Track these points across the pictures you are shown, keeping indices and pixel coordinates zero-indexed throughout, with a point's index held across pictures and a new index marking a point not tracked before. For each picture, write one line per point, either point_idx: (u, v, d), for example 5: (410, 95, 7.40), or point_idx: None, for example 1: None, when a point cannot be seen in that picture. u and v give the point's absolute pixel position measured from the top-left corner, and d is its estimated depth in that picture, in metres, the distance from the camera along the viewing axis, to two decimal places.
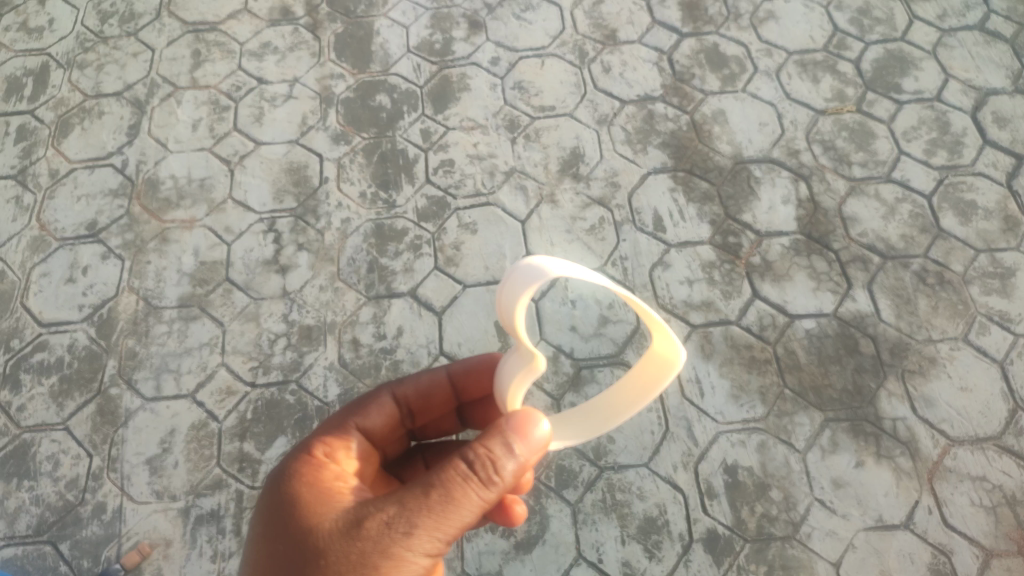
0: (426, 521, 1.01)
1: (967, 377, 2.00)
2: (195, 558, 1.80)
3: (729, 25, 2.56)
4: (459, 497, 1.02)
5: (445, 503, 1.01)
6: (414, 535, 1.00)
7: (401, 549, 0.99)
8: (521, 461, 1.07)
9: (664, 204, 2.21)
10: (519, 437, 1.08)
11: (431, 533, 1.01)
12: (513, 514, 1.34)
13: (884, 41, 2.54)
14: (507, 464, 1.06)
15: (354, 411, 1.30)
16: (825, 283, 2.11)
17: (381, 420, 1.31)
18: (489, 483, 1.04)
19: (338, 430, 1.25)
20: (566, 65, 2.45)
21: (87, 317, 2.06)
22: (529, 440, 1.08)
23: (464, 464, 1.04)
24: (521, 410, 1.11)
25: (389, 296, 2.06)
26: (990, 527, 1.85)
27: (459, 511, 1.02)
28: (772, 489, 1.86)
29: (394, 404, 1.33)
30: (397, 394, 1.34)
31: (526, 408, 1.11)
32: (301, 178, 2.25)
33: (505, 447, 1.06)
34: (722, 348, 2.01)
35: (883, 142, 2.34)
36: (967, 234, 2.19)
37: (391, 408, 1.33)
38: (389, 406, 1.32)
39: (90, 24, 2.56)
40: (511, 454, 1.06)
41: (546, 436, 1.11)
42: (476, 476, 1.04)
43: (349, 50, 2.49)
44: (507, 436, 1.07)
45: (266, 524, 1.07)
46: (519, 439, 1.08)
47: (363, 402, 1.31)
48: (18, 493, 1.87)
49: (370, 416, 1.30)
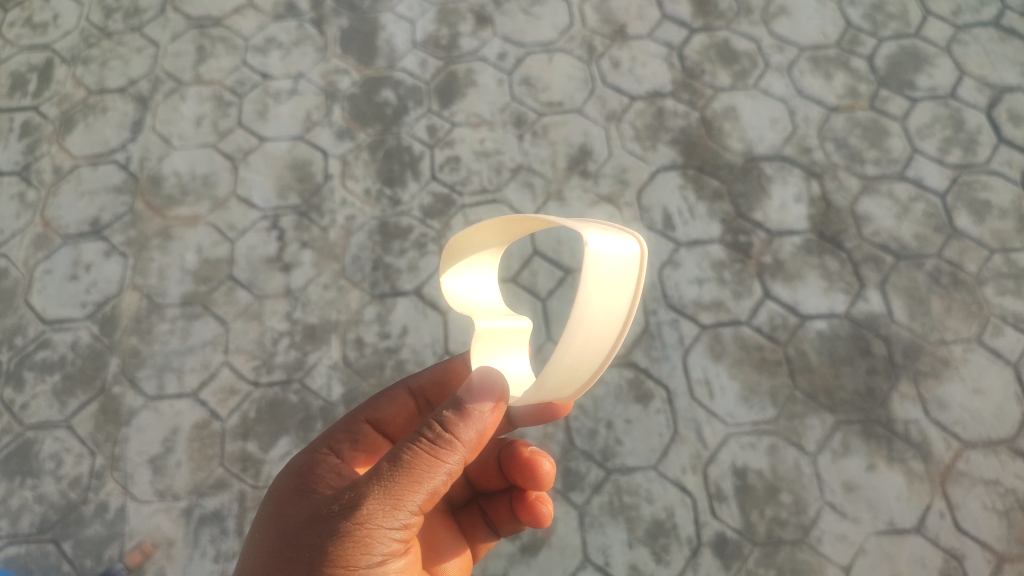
0: (376, 493, 0.98)
1: (981, 379, 1.96)
2: (197, 559, 1.78)
3: (740, 20, 2.52)
4: (408, 463, 0.98)
5: (395, 472, 0.98)
6: (362, 508, 0.98)
7: (352, 525, 0.97)
8: (477, 420, 1.01)
9: (673, 202, 2.18)
10: (474, 396, 1.01)
11: (381, 503, 0.98)
12: (539, 514, 1.35)
13: (897, 37, 2.49)
14: (461, 425, 1.00)
15: (367, 405, 1.31)
16: (836, 283, 2.07)
17: (394, 411, 1.31)
18: (441, 443, 0.99)
19: (347, 424, 1.26)
20: (574, 60, 2.42)
21: (90, 314, 2.04)
22: (481, 398, 1.01)
23: (416, 434, 1.01)
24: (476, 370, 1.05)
25: (393, 295, 2.03)
26: (1004, 532, 1.81)
27: (413, 479, 0.98)
28: (782, 493, 1.83)
29: (409, 396, 1.33)
30: (414, 386, 1.33)
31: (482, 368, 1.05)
32: (307, 175, 2.22)
33: (457, 411, 1.01)
34: (732, 349, 1.97)
35: (897, 140, 2.30)
36: (981, 234, 2.15)
37: (407, 400, 1.32)
38: (403, 397, 1.32)
39: (95, 19, 2.54)
40: (465, 417, 1.01)
41: (499, 384, 1.02)
42: (424, 437, 1.00)
43: (354, 45, 2.46)
44: (458, 397, 1.02)
45: (257, 517, 1.12)
46: (471, 399, 1.01)
47: (378, 396, 1.32)
48: (21, 491, 1.86)
49: (382, 408, 1.30)
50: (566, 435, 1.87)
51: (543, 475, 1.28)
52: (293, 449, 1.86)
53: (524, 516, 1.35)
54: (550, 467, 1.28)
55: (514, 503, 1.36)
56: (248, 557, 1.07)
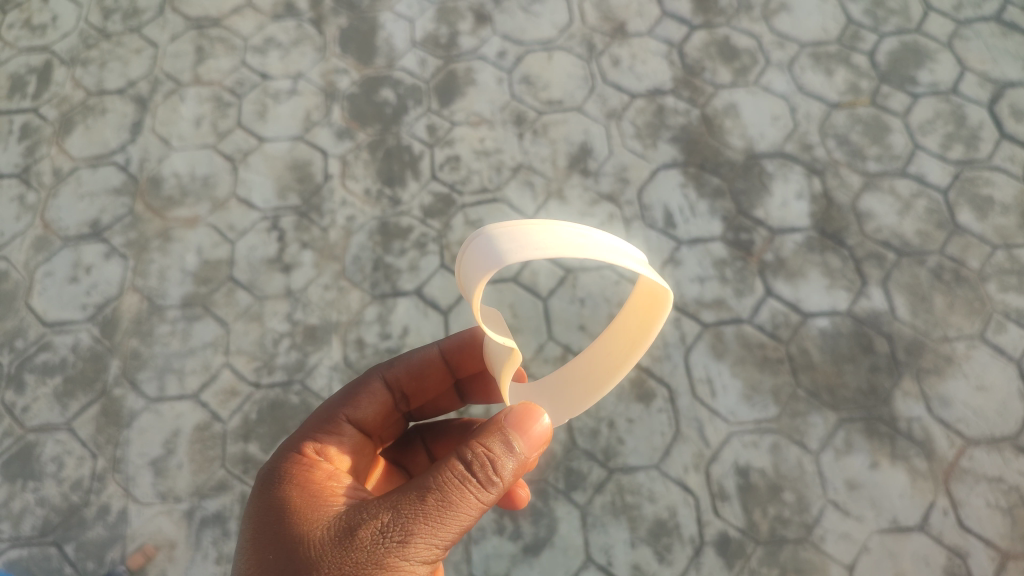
0: (423, 528, 0.96)
1: (984, 375, 1.95)
2: (200, 560, 1.78)
3: (741, 17, 2.51)
4: (456, 501, 0.98)
5: (443, 510, 0.97)
6: (410, 543, 0.95)
7: (397, 559, 0.94)
8: (521, 459, 1.04)
9: (674, 200, 2.17)
10: (520, 433, 1.05)
11: (427, 540, 0.96)
12: (517, 498, 1.36)
13: (899, 32, 2.48)
14: (508, 464, 1.03)
15: (345, 402, 1.27)
16: (838, 280, 2.06)
17: (373, 409, 1.29)
18: (488, 484, 1.01)
19: (329, 424, 1.22)
20: (574, 58, 2.41)
21: (91, 316, 2.04)
22: (529, 436, 1.06)
23: (463, 468, 1.00)
24: (521, 406, 1.08)
25: (394, 295, 2.03)
26: (1007, 529, 1.80)
27: (458, 518, 0.98)
28: (785, 491, 1.82)
29: (385, 391, 1.31)
30: (390, 378, 1.32)
31: (527, 404, 1.09)
32: (306, 175, 2.22)
33: (505, 445, 1.03)
34: (734, 347, 1.97)
35: (898, 136, 2.29)
36: (983, 230, 2.14)
37: (385, 396, 1.31)
38: (380, 393, 1.30)
39: (94, 20, 2.53)
40: (511, 455, 1.03)
41: (548, 427, 1.08)
42: (474, 477, 1.00)
43: (353, 44, 2.45)
44: (506, 431, 1.05)
45: (250, 529, 1.02)
46: (519, 436, 1.05)
47: (355, 391, 1.28)
48: (24, 494, 1.87)
49: (362, 406, 1.27)
50: (568, 435, 1.87)
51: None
52: None
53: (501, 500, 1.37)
54: None
55: None
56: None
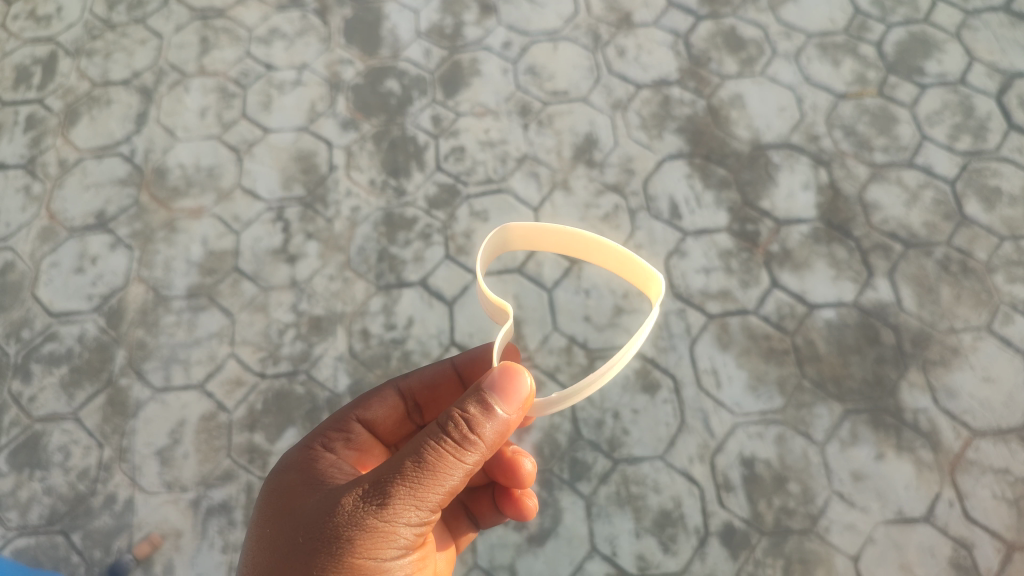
0: (401, 491, 0.96)
1: (991, 367, 1.94)
2: (206, 550, 1.79)
3: (747, 7, 2.49)
4: (434, 463, 0.97)
5: (419, 473, 0.97)
6: (389, 505, 0.96)
7: (377, 521, 0.96)
8: (502, 420, 1.01)
9: (679, 190, 2.16)
10: (499, 395, 1.01)
11: (406, 502, 0.96)
12: (525, 507, 1.36)
13: (907, 22, 2.46)
14: (486, 424, 0.99)
15: (356, 404, 1.31)
16: (845, 272, 2.05)
17: (385, 412, 1.31)
18: (465, 444, 0.98)
19: (338, 423, 1.26)
20: (579, 49, 2.40)
21: (97, 307, 2.05)
22: (512, 400, 1.01)
23: (439, 430, 0.98)
24: (501, 365, 1.03)
25: (399, 286, 2.03)
26: (1013, 520, 1.80)
27: (436, 481, 0.97)
28: (790, 482, 1.82)
29: (399, 397, 1.33)
30: (403, 387, 1.33)
31: (508, 363, 1.04)
32: (310, 166, 2.21)
33: (480, 406, 1.00)
34: (740, 338, 1.96)
35: (906, 127, 2.28)
36: (991, 222, 2.13)
37: (396, 402, 1.32)
38: (393, 399, 1.32)
39: (98, 11, 2.53)
40: (490, 415, 1.00)
41: (531, 387, 1.03)
42: (450, 437, 0.98)
43: (358, 35, 2.44)
44: (484, 391, 1.01)
45: (257, 509, 1.11)
46: (501, 400, 1.01)
47: (367, 395, 1.32)
48: (31, 483, 1.88)
49: (372, 408, 1.30)
50: (573, 426, 1.87)
51: (524, 474, 1.29)
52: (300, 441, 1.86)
53: (508, 509, 1.37)
54: (530, 466, 1.29)
55: (497, 498, 1.37)
56: (252, 552, 1.05)
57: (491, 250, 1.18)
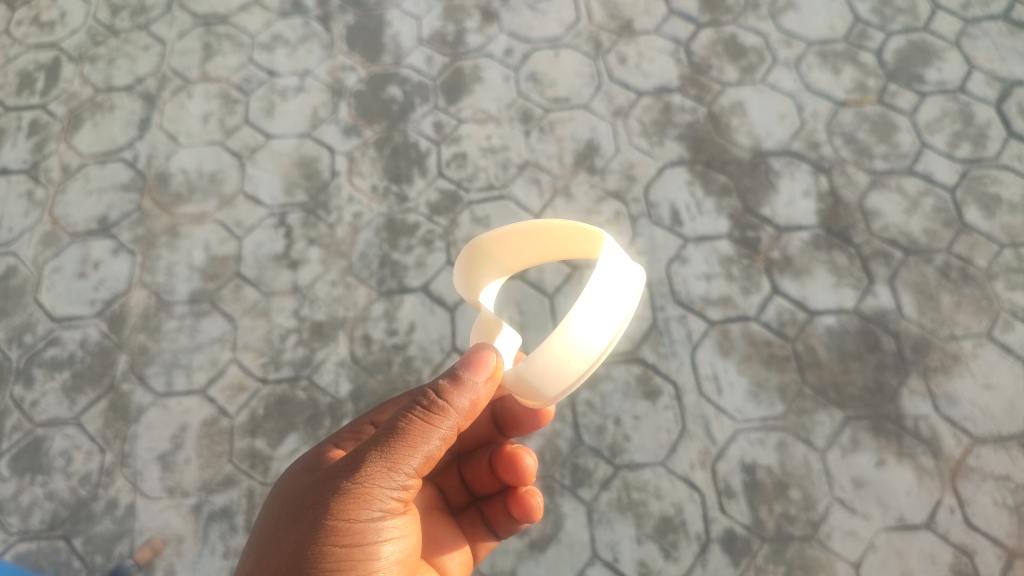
0: (376, 455, 1.03)
1: (991, 374, 1.95)
2: (207, 555, 1.78)
3: (748, 15, 2.51)
4: (404, 428, 1.05)
5: (392, 438, 1.04)
6: (363, 469, 1.03)
7: (354, 484, 1.02)
8: (473, 391, 1.09)
9: (680, 197, 2.17)
10: (467, 367, 1.10)
11: (381, 465, 1.03)
12: (530, 507, 1.34)
13: (906, 31, 2.47)
14: (455, 393, 1.07)
15: (371, 413, 1.36)
16: (845, 278, 2.06)
17: None
18: (434, 409, 1.06)
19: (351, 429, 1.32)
20: (580, 56, 2.41)
21: (99, 311, 2.05)
22: (481, 372, 1.10)
23: (411, 402, 1.07)
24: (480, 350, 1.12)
25: (400, 291, 2.03)
26: (1014, 527, 1.80)
27: (411, 444, 1.04)
28: (791, 489, 1.82)
29: None
30: None
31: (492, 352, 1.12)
32: (312, 172, 2.22)
33: (450, 379, 1.08)
34: (741, 345, 1.97)
35: (906, 135, 2.29)
36: (991, 229, 2.14)
37: None
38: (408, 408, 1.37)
39: (102, 17, 2.54)
40: (459, 386, 1.08)
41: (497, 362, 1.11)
42: (419, 406, 1.06)
43: (361, 42, 2.45)
44: (453, 369, 1.10)
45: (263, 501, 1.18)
46: (471, 372, 1.09)
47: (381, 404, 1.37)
48: (32, 488, 1.88)
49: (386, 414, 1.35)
50: (574, 431, 1.87)
51: (524, 469, 1.31)
52: (302, 446, 1.86)
53: (516, 512, 1.35)
54: (531, 461, 1.31)
55: (507, 501, 1.36)
56: (253, 535, 1.11)
57: (470, 266, 1.26)
